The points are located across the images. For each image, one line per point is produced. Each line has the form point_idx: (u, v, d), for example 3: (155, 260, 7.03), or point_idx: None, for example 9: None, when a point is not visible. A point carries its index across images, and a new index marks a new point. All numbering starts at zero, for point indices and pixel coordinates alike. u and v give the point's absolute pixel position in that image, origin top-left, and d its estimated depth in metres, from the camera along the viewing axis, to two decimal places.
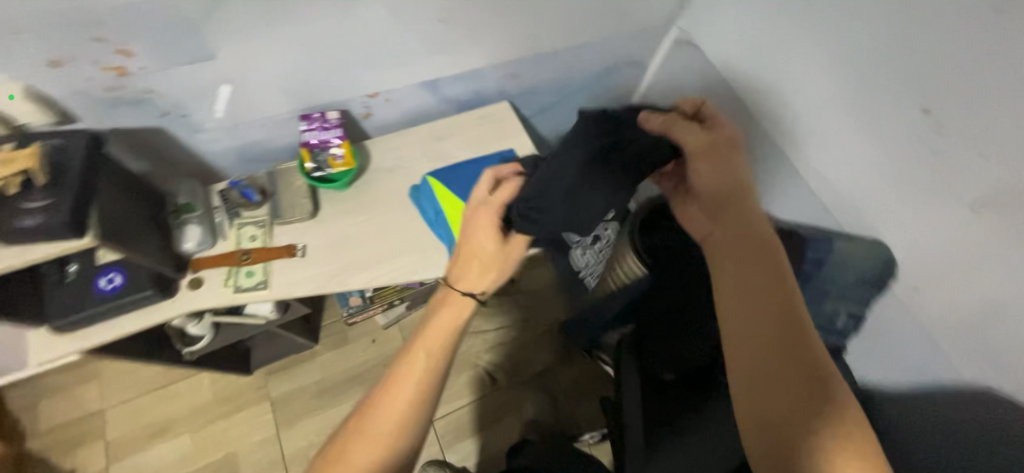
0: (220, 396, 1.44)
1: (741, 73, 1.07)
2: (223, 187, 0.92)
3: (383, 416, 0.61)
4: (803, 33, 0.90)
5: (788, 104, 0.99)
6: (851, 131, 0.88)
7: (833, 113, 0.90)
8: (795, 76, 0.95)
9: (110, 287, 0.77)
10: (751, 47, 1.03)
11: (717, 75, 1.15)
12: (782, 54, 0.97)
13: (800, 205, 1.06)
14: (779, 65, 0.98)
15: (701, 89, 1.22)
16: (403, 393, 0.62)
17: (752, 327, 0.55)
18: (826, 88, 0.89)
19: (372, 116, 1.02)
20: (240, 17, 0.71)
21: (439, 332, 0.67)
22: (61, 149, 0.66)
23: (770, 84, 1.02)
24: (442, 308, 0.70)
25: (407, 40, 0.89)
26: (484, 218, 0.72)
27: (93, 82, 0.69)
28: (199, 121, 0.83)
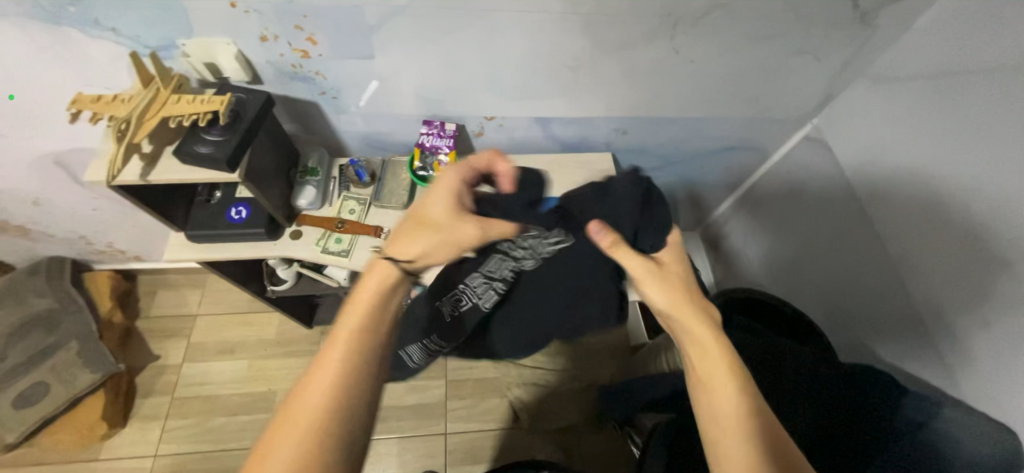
0: (281, 337, 1.62)
1: (880, 191, 0.99)
2: (344, 162, 1.06)
3: (301, 417, 0.55)
4: (969, 166, 0.82)
5: (926, 237, 0.89)
6: (1005, 288, 0.76)
7: (984, 261, 0.79)
8: (947, 208, 0.85)
9: (238, 217, 0.93)
10: (898, 165, 0.95)
11: (849, 184, 1.06)
12: (935, 181, 0.87)
13: (912, 351, 0.92)
14: (928, 193, 0.89)
15: (823, 192, 1.13)
16: (324, 378, 0.57)
17: (737, 398, 0.59)
18: (985, 232, 0.79)
19: (483, 136, 1.11)
20: (406, 30, 0.84)
21: (359, 307, 0.63)
22: (242, 101, 0.82)
23: (914, 209, 0.92)
24: (363, 282, 0.65)
25: (535, 78, 0.96)
26: (443, 185, 0.68)
27: (283, 58, 0.86)
28: (345, 105, 0.98)
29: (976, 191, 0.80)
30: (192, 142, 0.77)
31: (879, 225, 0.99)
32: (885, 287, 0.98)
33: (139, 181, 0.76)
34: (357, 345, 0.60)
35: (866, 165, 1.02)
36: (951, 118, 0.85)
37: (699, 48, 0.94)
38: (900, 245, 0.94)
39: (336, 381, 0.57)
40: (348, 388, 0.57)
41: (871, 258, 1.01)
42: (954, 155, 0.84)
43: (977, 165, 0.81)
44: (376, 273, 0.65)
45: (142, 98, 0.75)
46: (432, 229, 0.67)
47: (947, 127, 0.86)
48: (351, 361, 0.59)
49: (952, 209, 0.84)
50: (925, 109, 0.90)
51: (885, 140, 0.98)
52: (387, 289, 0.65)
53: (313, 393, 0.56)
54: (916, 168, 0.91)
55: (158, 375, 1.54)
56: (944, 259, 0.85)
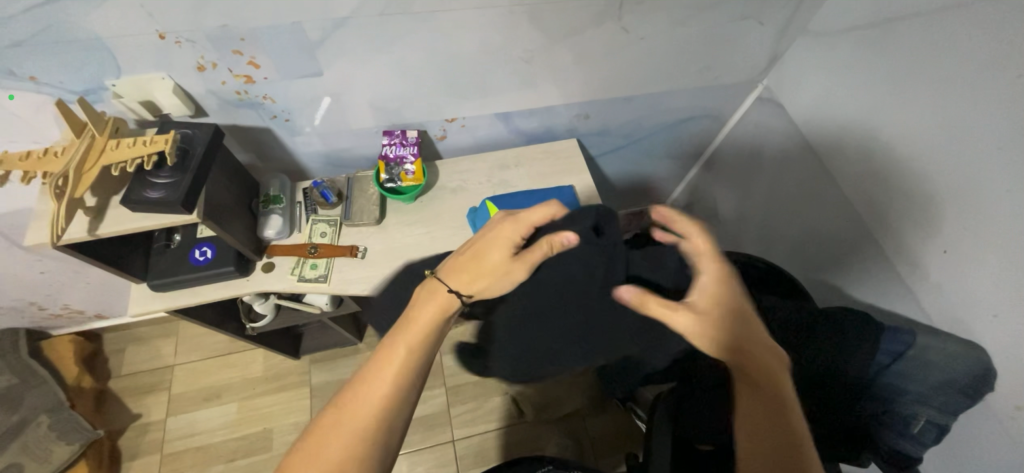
0: (269, 373, 1.56)
1: (834, 141, 1.03)
2: (307, 185, 1.03)
3: (365, 394, 0.64)
4: (911, 106, 0.86)
5: (881, 178, 0.93)
6: (956, 216, 0.81)
7: (935, 192, 0.84)
8: (896, 148, 0.90)
9: (203, 259, 0.88)
10: (849, 113, 0.99)
11: (804, 136, 1.10)
12: (883, 123, 0.92)
13: (883, 288, 0.97)
14: (876, 138, 0.93)
15: (781, 149, 1.18)
16: (380, 392, 0.64)
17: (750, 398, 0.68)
18: (937, 167, 0.83)
19: (446, 138, 1.09)
20: (353, 42, 0.81)
21: (417, 328, 0.70)
22: (189, 137, 0.77)
23: (866, 153, 0.96)
24: (421, 305, 0.73)
25: (491, 74, 0.95)
26: (501, 235, 0.76)
27: (225, 86, 0.82)
28: (299, 126, 0.95)
29: (919, 128, 0.85)
30: (141, 188, 0.72)
31: (836, 173, 1.03)
32: (850, 231, 1.02)
33: (89, 237, 0.71)
34: (414, 354, 0.68)
35: (817, 118, 1.06)
36: (889, 63, 0.89)
37: (648, 25, 0.95)
38: (857, 189, 0.99)
39: (393, 388, 0.65)
40: (411, 383, 0.67)
41: (834, 206, 1.06)
42: (895, 98, 0.89)
43: (918, 105, 0.85)
44: (434, 301, 0.73)
45: (77, 149, 0.70)
46: (488, 270, 0.75)
47: (887, 72, 0.90)
48: (413, 365, 0.68)
49: (900, 149, 0.89)
50: (864, 58, 0.94)
51: (831, 93, 1.02)
52: (444, 316, 0.73)
53: (375, 385, 0.65)
54: (863, 115, 0.96)
55: (142, 435, 1.46)
56: (899, 197, 0.90)
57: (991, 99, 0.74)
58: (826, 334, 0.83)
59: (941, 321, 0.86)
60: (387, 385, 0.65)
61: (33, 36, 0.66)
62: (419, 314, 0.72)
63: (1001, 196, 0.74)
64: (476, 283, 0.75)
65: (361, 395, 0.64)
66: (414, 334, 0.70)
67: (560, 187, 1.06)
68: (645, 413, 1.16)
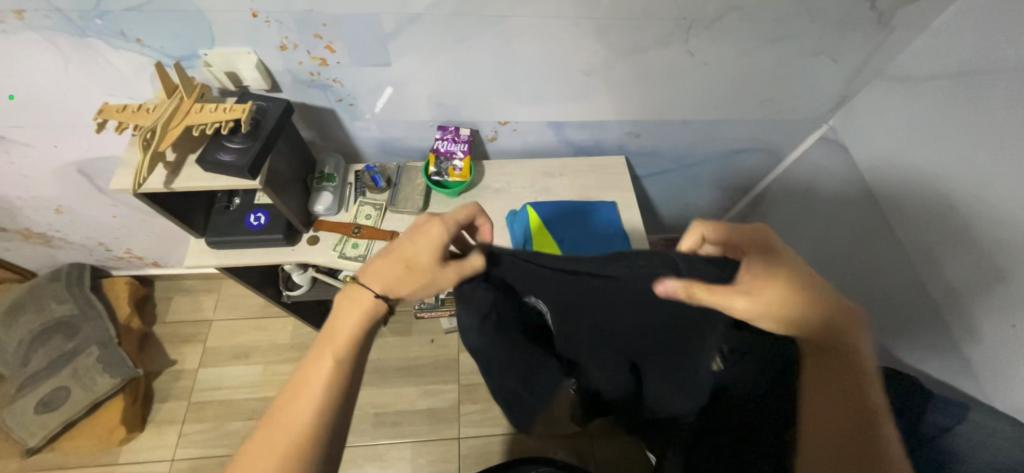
0: (296, 342, 1.63)
1: (899, 193, 0.98)
2: (359, 168, 1.08)
3: (298, 402, 0.60)
4: (992, 166, 0.81)
5: (948, 238, 0.88)
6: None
7: (1009, 262, 0.78)
8: (971, 207, 0.84)
9: (257, 224, 0.94)
10: (921, 164, 0.93)
11: (867, 183, 1.05)
12: (959, 179, 0.86)
13: (940, 355, 0.90)
14: (948, 195, 0.88)
15: (840, 193, 1.12)
16: (310, 400, 0.60)
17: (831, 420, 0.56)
18: (1018, 233, 0.77)
19: (496, 140, 1.12)
20: (423, 37, 0.84)
21: (342, 334, 0.64)
22: (263, 110, 0.83)
23: (936, 209, 0.90)
24: (342, 310, 0.66)
25: (549, 83, 0.97)
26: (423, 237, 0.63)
27: (301, 66, 0.87)
28: (361, 111, 0.99)
29: (997, 191, 0.80)
30: (215, 150, 0.78)
31: (898, 227, 0.98)
32: (906, 290, 0.96)
33: (164, 189, 0.77)
34: (341, 368, 0.62)
35: (884, 168, 1.01)
36: (972, 119, 0.84)
37: (714, 51, 0.93)
38: (920, 247, 0.93)
39: (323, 395, 0.60)
40: (340, 400, 0.61)
41: (890, 260, 1.00)
42: (974, 156, 0.84)
43: (1000, 165, 0.80)
44: (353, 306, 0.65)
45: (167, 108, 0.76)
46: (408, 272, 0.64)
47: (968, 127, 0.85)
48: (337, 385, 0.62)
49: (973, 210, 0.83)
50: (945, 110, 0.89)
51: (902, 143, 0.97)
52: (370, 321, 0.66)
53: (301, 407, 0.59)
54: (935, 168, 0.90)
55: (174, 380, 1.56)
56: (965, 261, 0.84)
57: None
58: None
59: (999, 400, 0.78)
60: (313, 408, 0.59)
61: (145, 2, 0.73)
62: (343, 328, 0.64)
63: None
64: (403, 288, 0.64)
65: (286, 416, 0.59)
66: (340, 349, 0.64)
67: (602, 202, 1.06)
68: (658, 445, 1.13)
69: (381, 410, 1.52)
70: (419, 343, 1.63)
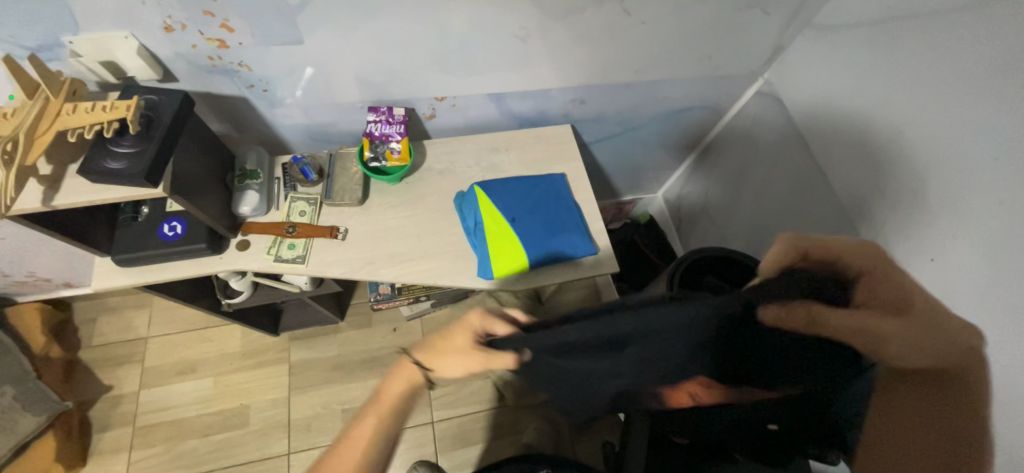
0: (248, 348, 1.55)
1: (832, 142, 1.01)
2: (286, 160, 0.98)
3: (334, 468, 0.63)
4: (915, 109, 0.84)
5: (875, 182, 0.92)
6: (945, 225, 0.81)
7: (925, 200, 0.83)
8: (891, 153, 0.89)
9: (172, 234, 0.83)
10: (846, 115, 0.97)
11: (798, 135, 1.09)
12: (880, 126, 0.90)
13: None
14: (875, 141, 0.91)
15: (774, 145, 1.16)
16: (348, 461, 0.63)
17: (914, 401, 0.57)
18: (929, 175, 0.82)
19: (435, 118, 1.05)
20: (335, 7, 0.75)
21: (384, 401, 0.67)
22: (155, 105, 0.71)
23: (860, 157, 0.94)
24: (392, 375, 0.68)
25: (483, 53, 0.91)
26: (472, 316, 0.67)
27: (196, 50, 0.75)
28: (279, 97, 0.89)
29: (918, 135, 0.83)
30: (100, 158, 0.66)
31: (832, 175, 1.01)
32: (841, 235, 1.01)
33: (42, 208, 0.65)
34: (381, 428, 0.66)
35: (817, 118, 1.04)
36: (894, 65, 0.87)
37: (651, 9, 0.90)
38: (850, 194, 0.97)
39: (359, 459, 0.63)
40: (376, 453, 0.64)
41: (826, 208, 1.04)
42: (897, 101, 0.87)
43: (920, 109, 0.83)
44: (402, 374, 0.67)
45: (28, 111, 0.64)
46: (447, 350, 0.65)
47: (891, 73, 0.88)
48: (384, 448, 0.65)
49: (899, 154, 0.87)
50: (869, 58, 0.92)
51: (830, 93, 1.00)
52: (409, 392, 0.67)
53: (339, 464, 0.63)
54: (863, 115, 0.94)
55: (114, 406, 1.43)
56: (887, 205, 0.90)
57: (990, 110, 0.73)
58: None
59: None
60: (349, 467, 0.63)
61: None
62: (387, 391, 0.67)
63: (989, 210, 0.74)
64: (435, 360, 0.66)
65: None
66: (379, 411, 0.66)
67: (550, 174, 1.02)
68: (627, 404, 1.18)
69: (349, 406, 1.50)
70: (380, 333, 1.60)
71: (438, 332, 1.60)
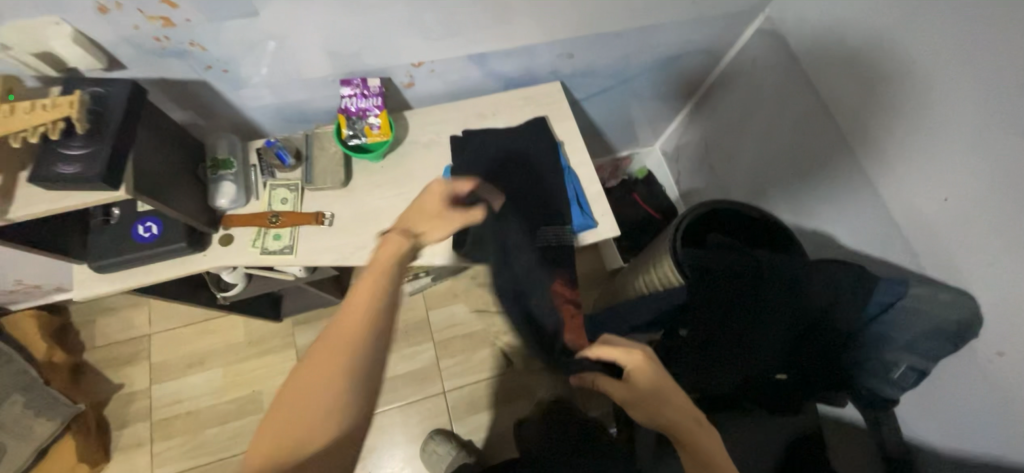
0: (253, 336, 1.55)
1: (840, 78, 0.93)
2: (260, 145, 0.92)
3: (334, 335, 0.58)
4: (922, 28, 0.77)
5: (888, 117, 0.86)
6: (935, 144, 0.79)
7: (938, 133, 0.78)
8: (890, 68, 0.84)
9: (148, 235, 0.79)
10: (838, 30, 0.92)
11: (797, 69, 1.03)
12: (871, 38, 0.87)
13: (877, 232, 0.93)
14: (885, 72, 0.85)
15: (774, 81, 1.10)
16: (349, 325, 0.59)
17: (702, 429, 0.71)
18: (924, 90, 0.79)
19: (414, 87, 0.98)
20: None
21: (382, 262, 0.66)
22: (102, 98, 0.64)
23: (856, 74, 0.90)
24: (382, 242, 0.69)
25: (458, 9, 0.83)
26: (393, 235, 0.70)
27: (139, 31, 0.68)
28: (241, 77, 0.82)
29: (918, 56, 0.79)
30: (50, 162, 0.60)
31: (842, 115, 0.95)
32: (851, 179, 0.96)
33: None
34: (382, 293, 0.62)
35: (822, 54, 0.96)
36: None
37: None
38: (861, 133, 0.92)
39: (357, 320, 0.59)
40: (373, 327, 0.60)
41: (833, 151, 0.99)
42: (906, 27, 0.79)
43: (929, 34, 0.76)
44: (390, 247, 0.69)
45: None
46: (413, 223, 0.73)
47: None
48: (386, 306, 0.62)
49: (912, 86, 0.81)
50: None
51: (833, 25, 0.93)
52: (398, 261, 0.68)
53: (348, 315, 0.60)
54: (870, 46, 0.86)
55: (128, 403, 1.45)
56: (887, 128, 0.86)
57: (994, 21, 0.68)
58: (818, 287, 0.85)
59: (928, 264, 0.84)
60: (359, 317, 0.59)
61: None
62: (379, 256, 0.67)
63: (1007, 141, 0.69)
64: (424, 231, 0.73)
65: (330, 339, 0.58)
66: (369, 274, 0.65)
67: (540, 139, 0.97)
68: None
69: None
70: None
71: (441, 305, 1.59)
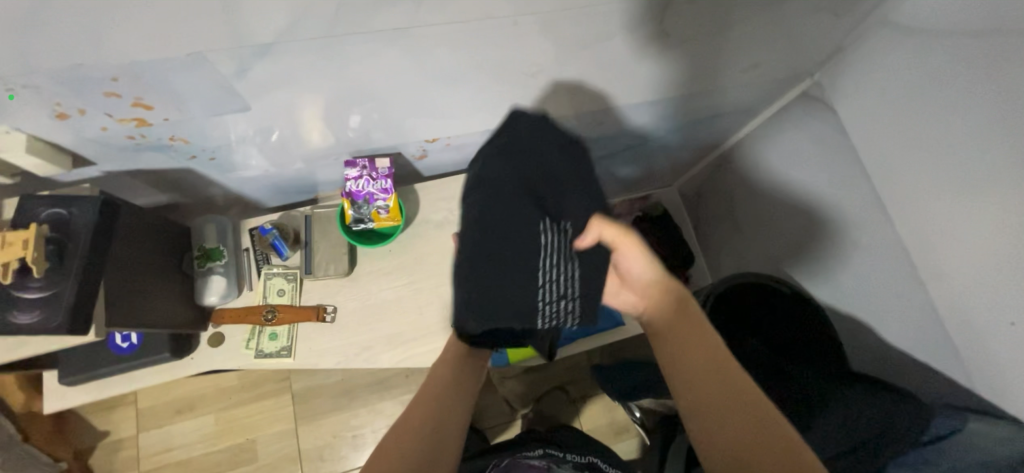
0: (246, 380, 1.47)
1: (904, 153, 0.81)
2: (253, 226, 0.82)
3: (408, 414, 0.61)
4: (929, 51, 0.75)
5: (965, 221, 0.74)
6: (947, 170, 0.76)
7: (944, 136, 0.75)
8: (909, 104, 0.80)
9: (127, 345, 0.72)
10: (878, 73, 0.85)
11: (844, 144, 0.93)
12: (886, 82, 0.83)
13: (933, 348, 0.83)
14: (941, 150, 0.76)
15: (815, 141, 0.99)
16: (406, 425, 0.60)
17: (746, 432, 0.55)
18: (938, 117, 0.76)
19: (426, 157, 0.88)
20: (286, 69, 0.57)
21: None
22: (64, 222, 0.54)
23: (876, 112, 0.85)
24: None
25: (482, 92, 0.72)
26: None
27: (109, 132, 0.59)
28: (230, 161, 0.73)
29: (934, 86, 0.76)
30: (5, 309, 0.51)
31: (903, 201, 0.83)
32: (905, 275, 0.85)
33: None
34: (443, 399, 0.63)
35: (891, 120, 0.83)
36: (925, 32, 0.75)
37: (695, 28, 0.70)
38: (929, 225, 0.79)
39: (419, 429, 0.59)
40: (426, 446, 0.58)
41: (888, 243, 0.87)
42: (965, 106, 0.71)
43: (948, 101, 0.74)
44: None
45: None
46: None
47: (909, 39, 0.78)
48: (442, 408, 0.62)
49: (952, 168, 0.75)
50: (900, 31, 0.80)
51: (908, 96, 0.80)
52: None
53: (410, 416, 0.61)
54: (928, 124, 0.77)
55: (115, 452, 1.38)
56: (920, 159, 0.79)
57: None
58: (860, 393, 0.81)
59: (979, 367, 0.76)
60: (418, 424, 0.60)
61: None
62: None
63: None
64: None
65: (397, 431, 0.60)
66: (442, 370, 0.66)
67: None
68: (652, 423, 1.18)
69: (360, 432, 1.45)
70: None
71: None
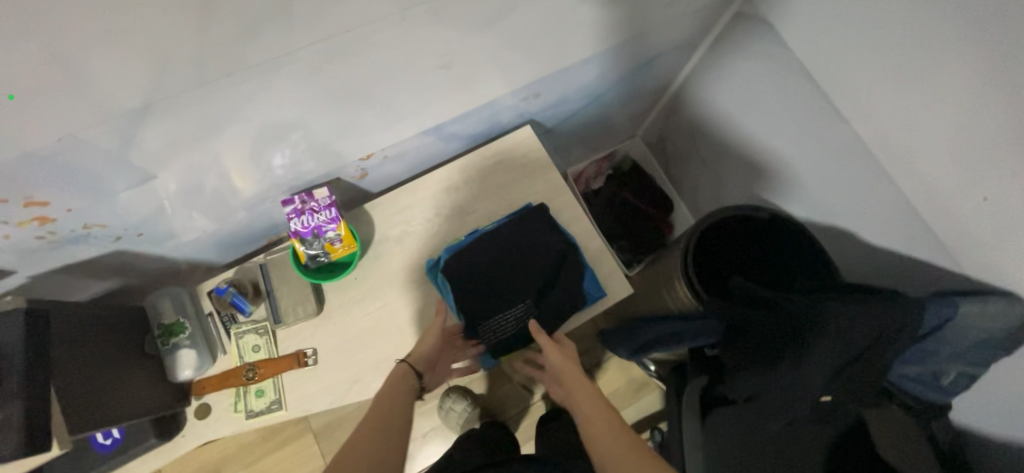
0: (263, 432, 1.46)
1: (847, 52, 0.78)
2: (210, 288, 0.79)
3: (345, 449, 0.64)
4: None
5: (918, 108, 0.72)
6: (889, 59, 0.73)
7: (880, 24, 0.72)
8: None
9: (108, 442, 0.71)
10: None
11: (787, 54, 0.89)
12: None
13: (915, 239, 0.82)
14: (881, 40, 0.73)
15: (760, 59, 0.96)
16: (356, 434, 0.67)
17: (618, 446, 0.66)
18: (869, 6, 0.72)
19: (367, 175, 0.85)
20: (176, 129, 0.53)
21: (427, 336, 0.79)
22: None
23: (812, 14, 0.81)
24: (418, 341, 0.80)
25: (398, 96, 0.68)
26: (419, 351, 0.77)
27: (14, 237, 0.57)
28: (162, 232, 0.70)
29: None
30: None
31: (857, 100, 0.80)
32: (874, 174, 0.84)
33: None
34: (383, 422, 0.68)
35: (828, 19, 0.79)
36: None
37: None
38: (886, 119, 0.77)
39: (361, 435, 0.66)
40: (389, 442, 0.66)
41: (852, 145, 0.85)
42: None
43: None
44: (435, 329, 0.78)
45: None
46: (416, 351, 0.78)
47: None
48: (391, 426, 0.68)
49: (897, 56, 0.72)
50: None
51: None
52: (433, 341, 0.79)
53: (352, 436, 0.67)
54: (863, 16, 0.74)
55: None
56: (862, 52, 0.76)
57: None
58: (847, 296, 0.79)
59: (962, 249, 0.76)
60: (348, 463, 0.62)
61: None
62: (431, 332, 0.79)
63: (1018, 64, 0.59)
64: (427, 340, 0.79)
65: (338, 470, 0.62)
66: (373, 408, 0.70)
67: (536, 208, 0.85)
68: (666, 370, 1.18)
69: None
70: None
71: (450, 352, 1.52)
